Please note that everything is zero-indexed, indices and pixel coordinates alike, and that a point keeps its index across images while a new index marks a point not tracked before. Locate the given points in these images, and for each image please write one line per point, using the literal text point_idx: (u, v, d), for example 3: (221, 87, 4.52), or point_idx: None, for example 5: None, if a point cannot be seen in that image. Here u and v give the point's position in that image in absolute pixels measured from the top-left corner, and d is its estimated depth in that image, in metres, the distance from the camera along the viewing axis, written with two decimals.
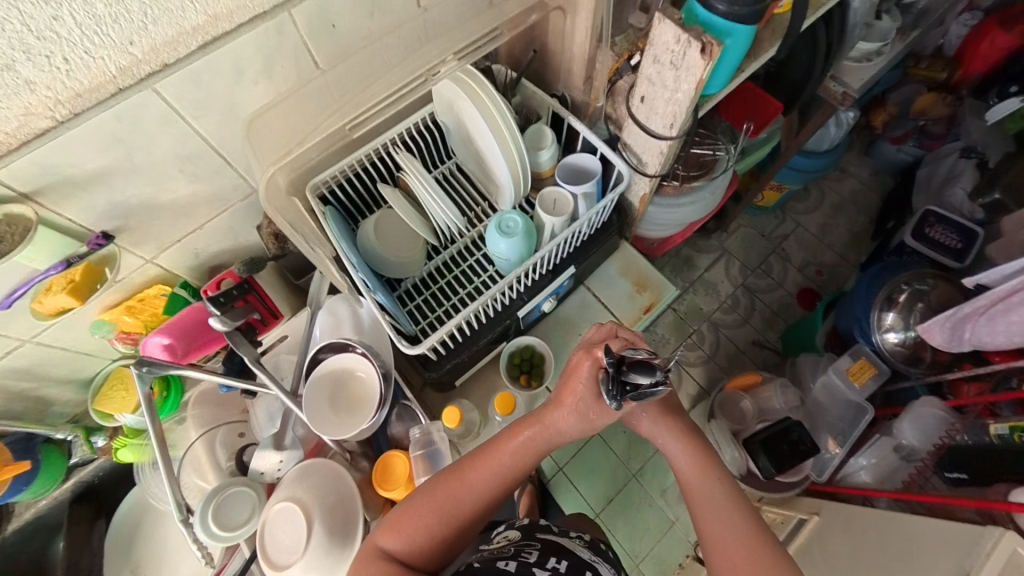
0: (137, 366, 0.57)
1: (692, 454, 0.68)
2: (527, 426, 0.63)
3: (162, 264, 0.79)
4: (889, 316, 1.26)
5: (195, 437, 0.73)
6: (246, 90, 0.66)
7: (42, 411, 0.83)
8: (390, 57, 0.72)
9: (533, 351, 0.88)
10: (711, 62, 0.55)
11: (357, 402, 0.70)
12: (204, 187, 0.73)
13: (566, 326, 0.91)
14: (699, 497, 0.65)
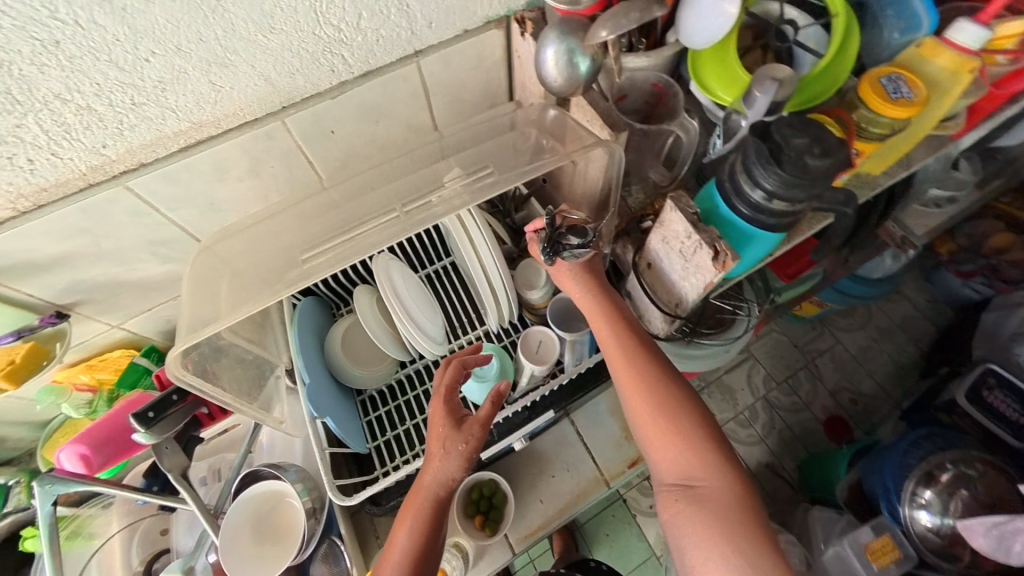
0: (40, 481, 0.53)
1: (627, 370, 0.55)
2: (414, 503, 0.53)
3: (130, 328, 0.76)
4: (925, 493, 0.98)
5: (116, 530, 0.69)
6: (228, 187, 0.64)
7: None
8: (393, 182, 0.62)
9: (495, 488, 0.75)
10: (723, 270, 0.47)
11: (282, 533, 0.64)
12: (177, 267, 0.70)
13: (535, 463, 0.78)
14: (645, 418, 0.53)
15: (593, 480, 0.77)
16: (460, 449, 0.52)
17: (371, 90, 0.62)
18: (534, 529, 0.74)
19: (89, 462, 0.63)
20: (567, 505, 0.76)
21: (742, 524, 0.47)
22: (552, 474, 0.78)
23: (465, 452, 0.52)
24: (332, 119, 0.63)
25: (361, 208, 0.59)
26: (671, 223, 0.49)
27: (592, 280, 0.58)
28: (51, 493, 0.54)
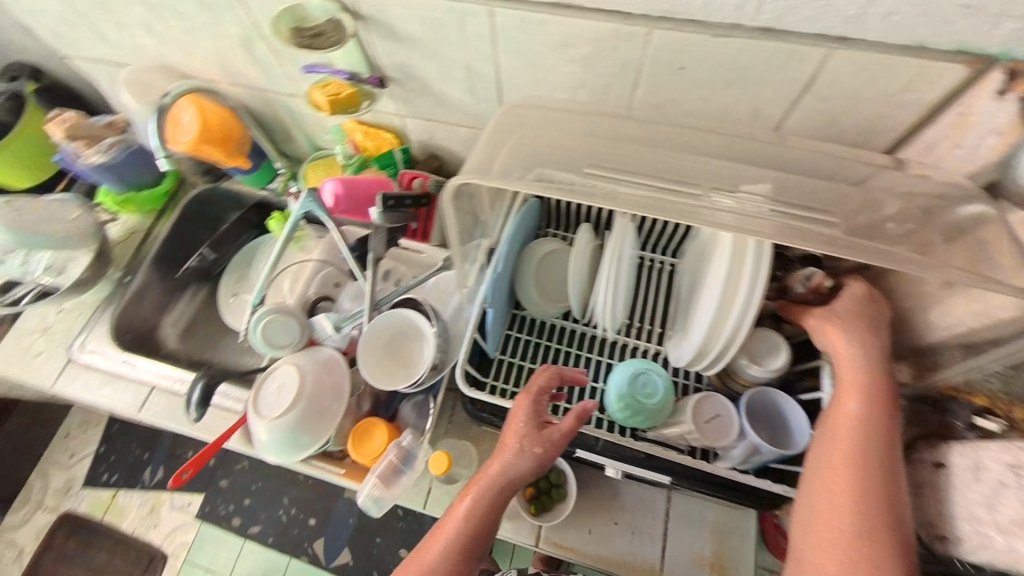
0: (306, 193, 0.65)
1: (844, 449, 0.51)
2: (477, 485, 0.58)
3: (406, 125, 0.88)
4: None
5: (315, 258, 0.83)
6: (558, 63, 0.65)
7: (282, 141, 1.05)
8: (685, 157, 0.57)
9: (561, 481, 0.77)
10: None
11: (402, 360, 0.70)
12: (471, 101, 0.76)
13: (607, 500, 0.77)
14: (825, 506, 0.50)
15: (645, 565, 0.72)
16: (530, 449, 0.58)
17: (755, 50, 0.55)
18: (564, 545, 0.74)
19: (336, 202, 0.66)
20: (606, 559, 0.73)
21: None
22: (614, 521, 0.76)
23: (528, 453, 0.58)
24: (691, 55, 0.58)
25: (643, 162, 0.55)
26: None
27: (864, 336, 0.55)
28: (306, 206, 0.66)
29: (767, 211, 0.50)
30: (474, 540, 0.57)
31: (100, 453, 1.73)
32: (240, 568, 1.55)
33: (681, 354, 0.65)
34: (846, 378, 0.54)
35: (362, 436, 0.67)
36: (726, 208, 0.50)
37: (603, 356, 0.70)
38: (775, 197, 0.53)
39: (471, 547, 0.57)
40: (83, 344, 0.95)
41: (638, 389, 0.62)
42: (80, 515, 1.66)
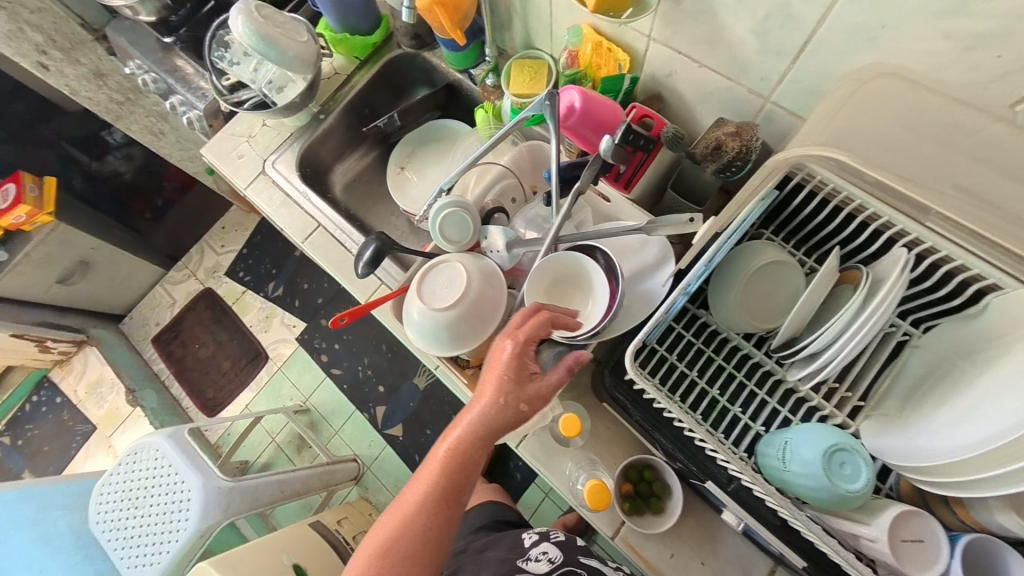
0: (547, 95, 0.60)
1: None
2: (461, 420, 0.55)
3: (648, 51, 0.75)
4: None
5: (502, 163, 0.79)
6: (923, 33, 0.48)
7: (499, 27, 0.97)
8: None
9: (663, 494, 0.76)
10: None
11: (565, 306, 0.69)
12: (755, 48, 0.61)
13: (700, 533, 0.73)
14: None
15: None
16: (511, 377, 0.54)
17: None
18: (643, 556, 0.72)
19: (569, 115, 0.62)
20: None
21: None
22: (700, 561, 0.72)
23: (514, 382, 0.54)
24: None
25: None
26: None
27: None
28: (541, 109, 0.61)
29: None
30: (460, 477, 0.54)
31: (243, 254, 2.02)
32: (317, 396, 1.79)
33: (920, 446, 0.56)
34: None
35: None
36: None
37: (772, 399, 0.65)
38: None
39: (460, 486, 0.53)
40: (274, 162, 1.05)
41: (834, 468, 0.55)
42: (217, 295, 1.99)
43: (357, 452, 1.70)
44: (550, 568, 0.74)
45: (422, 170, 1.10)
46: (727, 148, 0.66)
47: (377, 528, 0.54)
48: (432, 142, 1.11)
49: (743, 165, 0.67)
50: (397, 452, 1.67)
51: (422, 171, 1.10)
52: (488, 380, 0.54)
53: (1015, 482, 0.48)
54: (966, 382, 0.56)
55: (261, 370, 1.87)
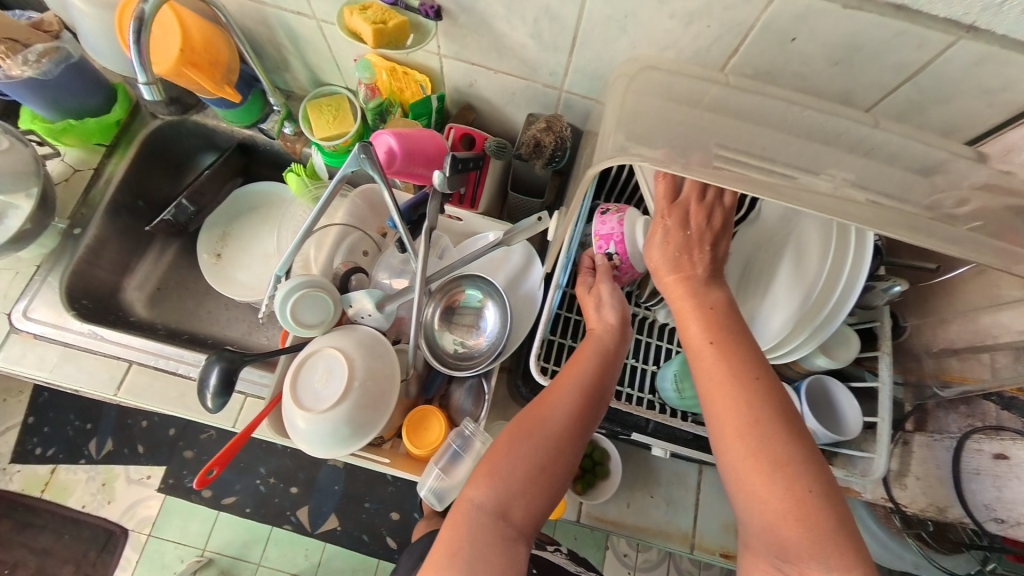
0: (361, 148, 0.54)
1: (731, 387, 0.46)
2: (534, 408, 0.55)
3: (443, 67, 0.75)
4: None
5: (339, 222, 0.72)
6: (655, 17, 0.57)
7: (274, 69, 0.87)
8: (796, 149, 0.51)
9: (603, 459, 0.77)
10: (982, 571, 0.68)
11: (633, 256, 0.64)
12: (535, 49, 0.65)
13: (646, 472, 0.78)
14: (736, 450, 0.45)
15: (680, 534, 0.75)
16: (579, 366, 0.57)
17: (879, 28, 0.51)
18: (604, 519, 0.76)
19: (394, 159, 0.59)
20: (645, 529, 0.76)
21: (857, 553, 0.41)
22: (650, 494, 0.78)
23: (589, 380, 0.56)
24: (810, 24, 0.53)
25: (757, 137, 0.51)
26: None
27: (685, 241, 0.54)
28: (360, 164, 0.56)
29: (856, 190, 0.48)
30: (558, 447, 0.53)
31: (31, 424, 1.52)
32: (215, 541, 1.45)
33: None
34: (704, 313, 0.50)
35: (415, 427, 0.65)
36: (819, 193, 0.47)
37: (648, 337, 0.73)
38: (854, 181, 0.50)
39: (552, 461, 0.52)
40: (27, 311, 0.79)
41: None
42: (15, 494, 1.48)
43: (295, 570, 1.43)
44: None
45: (241, 245, 0.94)
46: (546, 141, 0.70)
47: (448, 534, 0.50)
48: (241, 210, 0.95)
49: (564, 153, 0.72)
50: (342, 546, 1.44)
51: (242, 246, 0.94)
52: (612, 311, 0.60)
53: (823, 336, 0.58)
54: (767, 268, 0.67)
55: (125, 549, 1.45)
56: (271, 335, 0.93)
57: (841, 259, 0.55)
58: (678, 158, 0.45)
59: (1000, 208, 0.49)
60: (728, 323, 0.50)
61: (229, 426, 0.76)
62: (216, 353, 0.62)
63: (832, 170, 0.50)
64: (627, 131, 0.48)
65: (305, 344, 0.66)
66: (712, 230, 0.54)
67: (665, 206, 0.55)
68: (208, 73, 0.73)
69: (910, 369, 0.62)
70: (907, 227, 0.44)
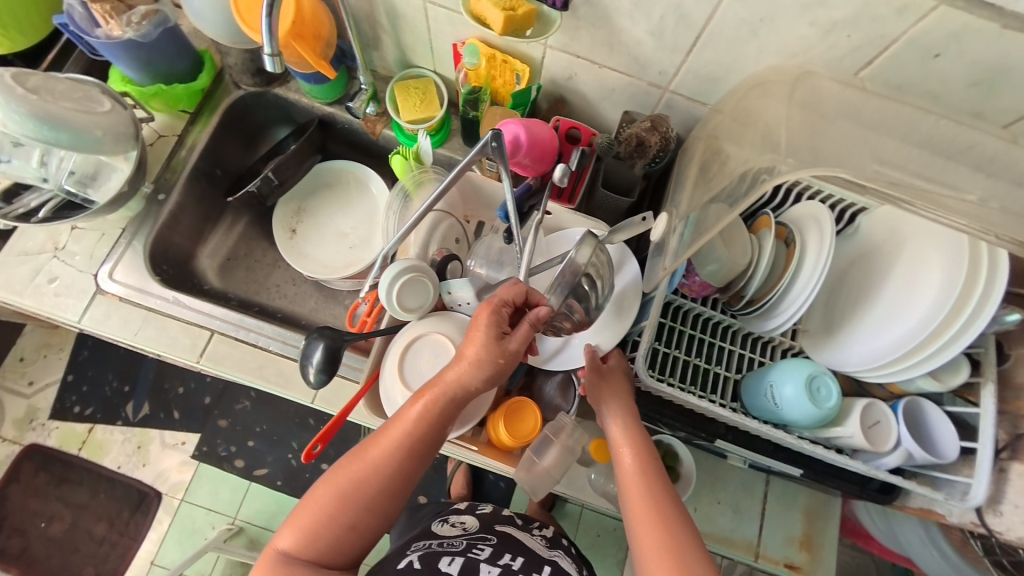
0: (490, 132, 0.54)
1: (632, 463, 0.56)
2: (434, 394, 0.54)
3: (546, 57, 0.73)
4: None
5: (435, 208, 0.71)
6: (792, 22, 0.55)
7: (364, 47, 0.86)
8: (949, 165, 0.49)
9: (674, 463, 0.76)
10: None
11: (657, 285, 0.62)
12: (651, 47, 0.64)
13: (713, 479, 0.78)
14: (640, 517, 0.52)
15: (745, 543, 0.75)
16: (495, 361, 0.53)
17: None
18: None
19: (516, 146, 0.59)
20: (710, 535, 0.75)
21: None
22: (717, 500, 0.78)
23: (499, 371, 0.54)
24: (961, 41, 0.51)
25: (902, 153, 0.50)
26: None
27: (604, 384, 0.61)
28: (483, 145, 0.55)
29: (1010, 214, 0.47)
30: (407, 459, 0.53)
31: (70, 382, 1.54)
32: (246, 509, 1.48)
33: (851, 355, 0.65)
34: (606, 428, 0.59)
35: (509, 417, 0.66)
36: (978, 211, 0.45)
37: (737, 347, 0.71)
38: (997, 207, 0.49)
39: (393, 475, 0.52)
40: (111, 272, 0.80)
41: (814, 395, 0.61)
42: (52, 448, 1.51)
43: None
44: (461, 534, 0.74)
45: (317, 222, 0.93)
46: (649, 140, 0.70)
47: (321, 492, 0.52)
48: (315, 188, 0.95)
49: (666, 155, 0.71)
50: None
51: (318, 222, 0.93)
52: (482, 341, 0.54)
53: (935, 360, 0.58)
54: (865, 286, 0.66)
55: (158, 511, 1.48)
56: (338, 314, 0.93)
57: (971, 283, 0.55)
58: (836, 164, 0.44)
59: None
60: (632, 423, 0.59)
61: (307, 401, 0.79)
62: (319, 330, 0.62)
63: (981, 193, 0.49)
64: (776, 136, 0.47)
65: (400, 327, 0.66)
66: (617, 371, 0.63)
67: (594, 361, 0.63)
68: (311, 45, 0.72)
69: (1010, 400, 0.61)
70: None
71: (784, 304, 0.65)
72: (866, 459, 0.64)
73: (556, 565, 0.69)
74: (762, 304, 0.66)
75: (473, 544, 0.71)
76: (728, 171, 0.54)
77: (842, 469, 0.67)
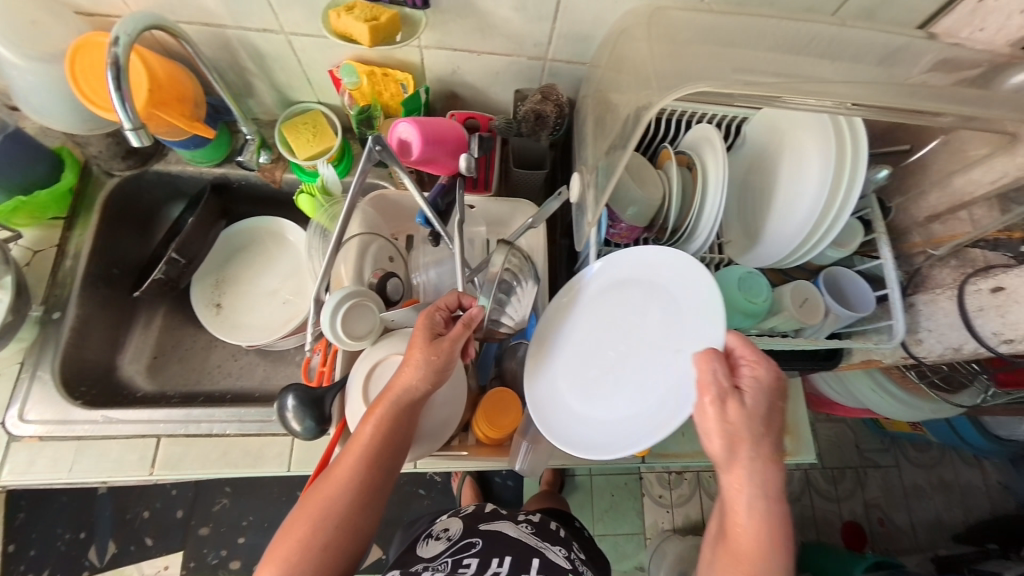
0: (373, 140, 0.51)
1: (749, 557, 0.46)
2: (382, 406, 0.53)
3: (425, 58, 0.74)
4: None
5: (358, 232, 0.69)
6: None
7: (238, 97, 0.83)
8: (795, 60, 0.56)
9: None
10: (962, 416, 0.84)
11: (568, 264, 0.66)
12: (520, 22, 0.67)
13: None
14: None
15: None
16: (432, 359, 0.53)
17: None
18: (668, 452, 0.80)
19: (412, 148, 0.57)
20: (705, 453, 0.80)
21: None
22: None
23: (439, 368, 0.53)
24: None
25: (757, 58, 0.56)
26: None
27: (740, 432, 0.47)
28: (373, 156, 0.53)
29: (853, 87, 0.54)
30: (369, 470, 0.52)
31: (13, 552, 1.34)
32: None
33: (770, 249, 0.72)
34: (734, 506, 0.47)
35: (492, 411, 0.64)
36: (829, 91, 0.51)
37: None
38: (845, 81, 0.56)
39: (358, 490, 0.52)
40: (22, 413, 0.71)
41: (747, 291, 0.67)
42: None
43: None
44: (444, 549, 0.71)
45: (241, 287, 0.88)
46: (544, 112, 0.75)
47: (291, 525, 0.51)
48: (229, 252, 0.89)
49: (564, 121, 0.75)
50: None
51: (243, 287, 0.88)
52: (420, 345, 0.53)
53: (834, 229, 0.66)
54: (764, 186, 0.74)
55: None
56: (293, 374, 0.89)
57: (842, 154, 0.63)
58: (705, 85, 0.49)
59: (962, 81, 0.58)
60: (757, 484, 0.46)
61: (283, 471, 0.74)
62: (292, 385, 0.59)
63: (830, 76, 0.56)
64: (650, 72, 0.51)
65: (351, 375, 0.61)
66: (749, 426, 0.47)
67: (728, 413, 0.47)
68: (179, 108, 0.68)
69: (905, 243, 0.71)
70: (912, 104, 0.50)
71: (697, 206, 0.69)
72: (808, 332, 0.72)
73: (544, 555, 0.70)
74: (685, 228, 0.71)
75: (458, 558, 0.68)
76: (618, 115, 0.58)
77: (792, 352, 0.75)
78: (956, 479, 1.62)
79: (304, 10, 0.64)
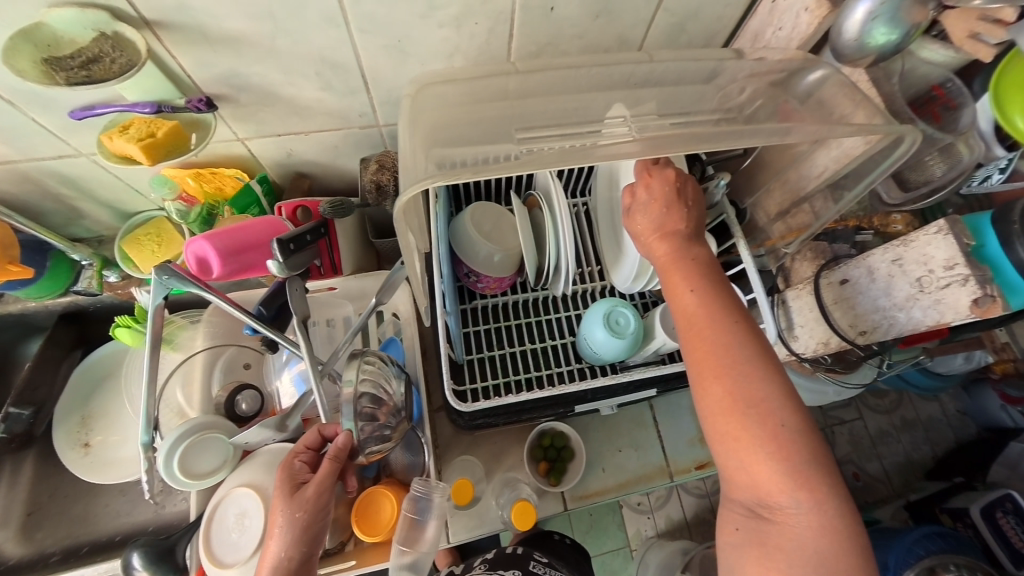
0: (160, 272, 0.49)
1: (698, 336, 0.49)
2: None
3: (251, 148, 0.70)
4: None
5: (203, 349, 0.66)
6: (424, 31, 0.56)
7: (67, 223, 0.77)
8: (596, 103, 0.54)
9: (565, 442, 0.78)
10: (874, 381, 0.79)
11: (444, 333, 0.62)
12: (332, 99, 0.64)
13: (607, 429, 0.81)
14: (720, 398, 0.46)
15: (657, 470, 0.79)
16: (297, 516, 0.51)
17: None
18: (589, 493, 0.77)
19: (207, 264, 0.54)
20: (626, 482, 0.78)
21: (824, 476, 0.44)
22: (618, 448, 0.80)
23: (306, 521, 0.51)
24: None
25: (562, 106, 0.54)
26: (926, 249, 0.50)
27: (658, 210, 0.55)
28: (165, 286, 0.51)
29: (658, 121, 0.53)
30: None
31: None
32: None
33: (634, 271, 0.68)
34: (666, 274, 0.53)
35: (366, 509, 0.61)
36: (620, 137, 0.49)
37: (556, 313, 0.74)
38: (658, 111, 0.54)
39: None
40: None
41: (614, 326, 0.65)
42: None
43: None
44: None
45: (110, 419, 0.81)
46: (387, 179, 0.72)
47: None
48: (94, 384, 0.82)
49: None
50: None
51: (111, 417, 0.81)
52: (281, 508, 0.51)
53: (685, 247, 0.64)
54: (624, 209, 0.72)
55: None
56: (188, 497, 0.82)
57: None
58: (489, 157, 0.47)
59: (769, 86, 0.58)
60: (715, 276, 0.52)
61: None
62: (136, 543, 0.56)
63: (636, 109, 0.54)
64: (439, 146, 0.48)
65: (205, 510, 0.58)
66: (700, 237, 0.55)
67: (654, 206, 0.55)
68: None
69: (764, 240, 0.69)
70: (715, 136, 0.47)
71: (553, 245, 0.67)
72: None
73: None
74: (548, 267, 0.69)
75: None
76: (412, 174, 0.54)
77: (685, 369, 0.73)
78: (919, 417, 1.33)
79: (89, 131, 0.60)
